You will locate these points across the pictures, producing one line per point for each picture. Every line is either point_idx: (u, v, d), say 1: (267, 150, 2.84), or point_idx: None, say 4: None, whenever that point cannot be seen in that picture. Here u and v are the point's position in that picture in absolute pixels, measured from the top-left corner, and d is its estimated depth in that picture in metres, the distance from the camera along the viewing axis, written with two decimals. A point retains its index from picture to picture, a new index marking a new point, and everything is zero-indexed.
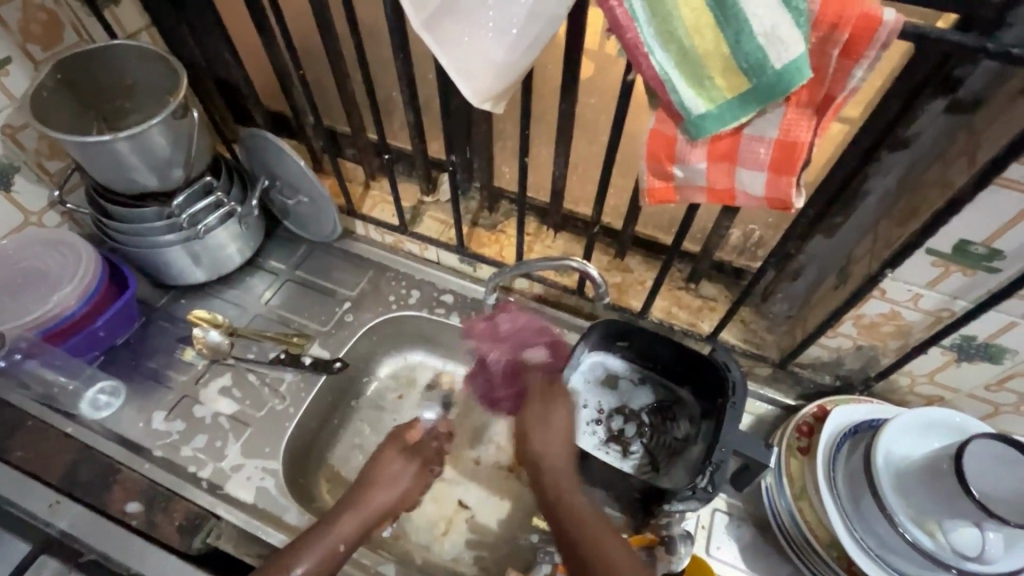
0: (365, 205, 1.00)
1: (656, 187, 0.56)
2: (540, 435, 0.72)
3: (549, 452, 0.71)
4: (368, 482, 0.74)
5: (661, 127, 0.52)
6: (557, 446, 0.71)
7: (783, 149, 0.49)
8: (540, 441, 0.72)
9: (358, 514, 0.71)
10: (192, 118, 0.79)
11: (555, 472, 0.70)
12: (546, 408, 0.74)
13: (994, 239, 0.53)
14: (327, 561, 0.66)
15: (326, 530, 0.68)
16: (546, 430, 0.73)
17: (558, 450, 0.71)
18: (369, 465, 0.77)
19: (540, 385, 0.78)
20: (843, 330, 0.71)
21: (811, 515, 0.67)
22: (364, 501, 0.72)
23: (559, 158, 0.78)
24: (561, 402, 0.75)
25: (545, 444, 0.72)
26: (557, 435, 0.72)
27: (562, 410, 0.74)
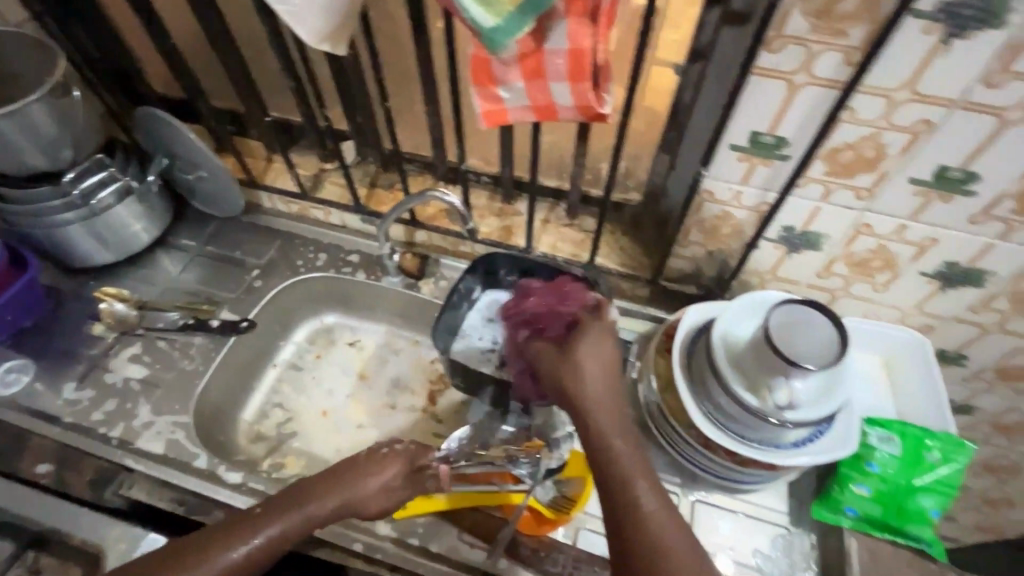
0: (268, 178, 1.05)
1: (488, 110, 0.63)
2: (587, 386, 0.63)
3: (599, 405, 0.61)
4: (371, 467, 0.67)
5: (478, 52, 0.59)
6: (600, 403, 0.62)
7: (575, 59, 0.56)
8: (593, 397, 0.62)
9: (328, 500, 0.64)
10: (74, 98, 0.83)
11: (617, 454, 0.58)
12: (574, 357, 0.65)
13: (775, 128, 0.61)
14: (294, 535, 0.63)
15: (309, 506, 0.63)
16: (600, 387, 0.63)
17: (606, 406, 0.62)
18: (376, 453, 0.69)
19: (550, 357, 0.67)
20: (692, 238, 0.79)
21: (673, 403, 0.75)
22: (345, 484, 0.65)
23: (429, 107, 0.84)
24: (587, 352, 0.65)
25: (590, 406, 0.61)
26: (604, 396, 0.62)
27: (587, 362, 0.64)
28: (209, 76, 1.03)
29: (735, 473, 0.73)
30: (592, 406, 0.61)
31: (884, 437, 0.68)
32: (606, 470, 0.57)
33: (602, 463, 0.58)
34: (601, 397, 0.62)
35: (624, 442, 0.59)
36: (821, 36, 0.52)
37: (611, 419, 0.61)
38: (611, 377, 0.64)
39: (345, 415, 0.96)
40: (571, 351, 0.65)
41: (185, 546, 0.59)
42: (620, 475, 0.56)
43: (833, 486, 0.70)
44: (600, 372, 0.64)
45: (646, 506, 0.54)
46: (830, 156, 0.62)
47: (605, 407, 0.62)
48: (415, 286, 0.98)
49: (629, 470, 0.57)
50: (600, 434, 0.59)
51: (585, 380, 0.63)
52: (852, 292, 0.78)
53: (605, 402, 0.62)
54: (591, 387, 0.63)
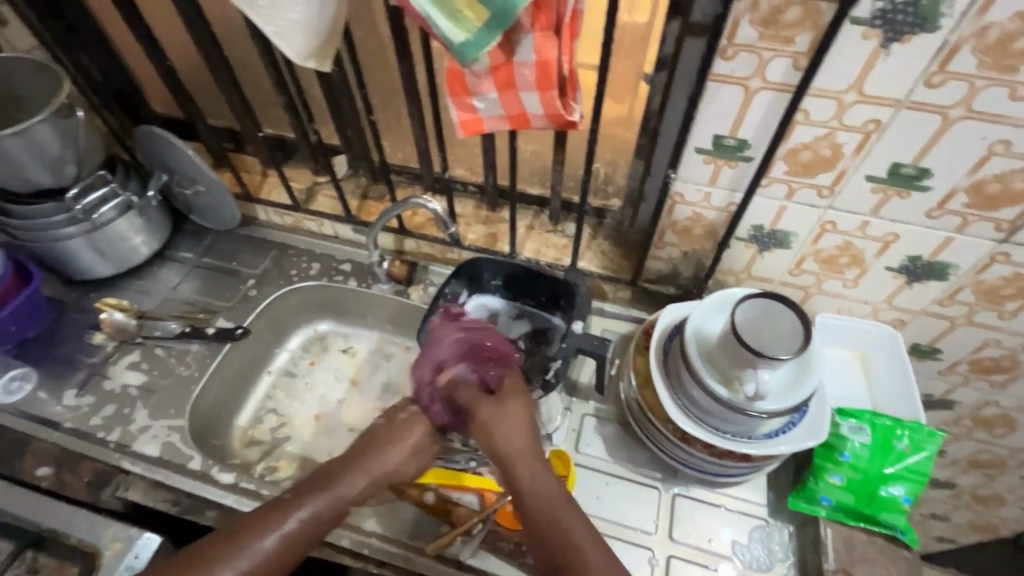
0: (263, 191, 1.09)
1: (465, 120, 0.67)
2: (512, 440, 0.67)
3: (518, 460, 0.66)
4: (396, 436, 0.71)
5: (453, 65, 0.63)
6: (520, 454, 0.66)
7: (542, 69, 0.60)
8: (514, 450, 0.67)
9: (360, 475, 0.67)
10: (78, 118, 0.87)
11: (549, 500, 0.63)
12: (504, 410, 0.70)
13: (736, 130, 0.64)
14: (333, 517, 0.64)
15: (342, 487, 0.65)
16: (521, 441, 0.68)
17: (526, 459, 0.66)
18: (394, 424, 0.72)
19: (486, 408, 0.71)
20: (667, 239, 0.82)
21: (652, 399, 0.77)
22: (371, 459, 0.68)
23: (414, 120, 0.88)
24: (512, 407, 0.70)
25: (508, 458, 0.66)
26: (524, 448, 0.67)
27: (515, 414, 0.70)
28: (207, 96, 1.08)
29: (712, 465, 0.74)
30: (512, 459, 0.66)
31: (856, 427, 0.70)
32: (540, 519, 0.61)
33: (534, 510, 0.62)
34: (514, 451, 0.67)
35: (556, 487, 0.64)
36: (770, 43, 0.56)
37: (532, 469, 0.65)
38: (531, 428, 0.70)
39: (337, 419, 0.99)
40: (511, 403, 0.71)
41: (226, 535, 0.60)
42: (554, 520, 0.61)
43: (809, 477, 0.71)
44: (524, 425, 0.69)
45: (585, 550, 0.58)
46: (789, 156, 0.65)
47: (524, 462, 0.66)
48: (404, 293, 1.01)
49: (562, 518, 0.61)
50: (531, 482, 0.64)
51: (508, 435, 0.68)
52: (824, 289, 0.81)
53: (523, 456, 0.66)
54: (512, 441, 0.67)
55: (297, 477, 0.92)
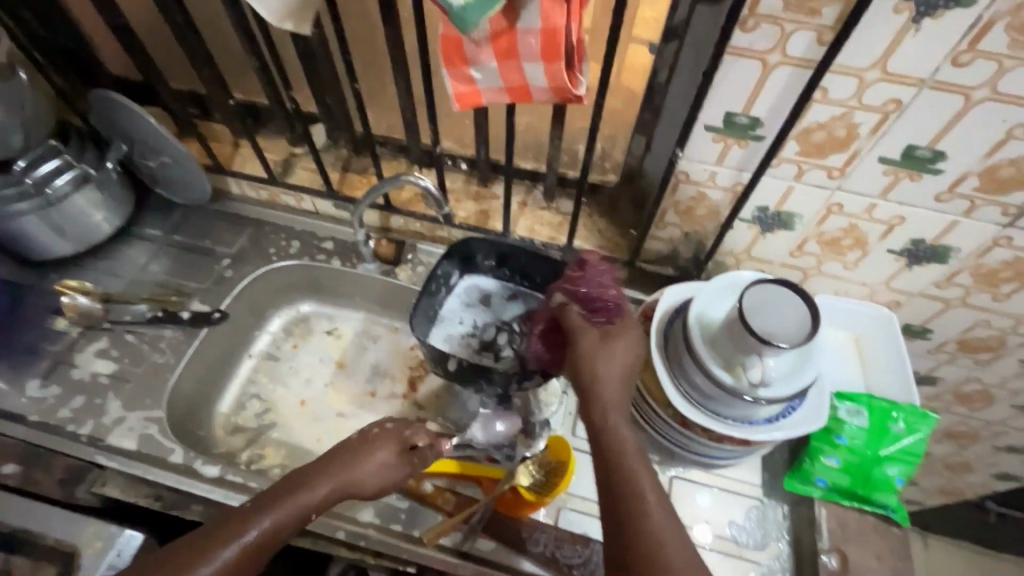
0: (235, 163, 1.01)
1: (462, 92, 0.62)
2: (601, 379, 0.63)
3: (611, 404, 0.62)
4: (349, 458, 0.65)
5: (448, 31, 0.57)
6: (615, 402, 0.62)
7: (548, 37, 0.54)
8: (609, 397, 0.62)
9: (329, 476, 0.64)
10: (20, 80, 0.78)
11: (627, 447, 0.59)
12: (611, 350, 0.65)
13: (749, 108, 0.61)
14: (294, 522, 0.62)
15: (303, 492, 0.62)
16: (618, 392, 0.63)
17: (615, 399, 0.62)
18: (356, 441, 0.67)
19: (589, 338, 0.66)
20: (669, 219, 0.79)
21: (651, 383, 0.76)
22: (337, 466, 0.65)
23: (400, 88, 0.81)
24: (614, 352, 0.65)
25: (606, 400, 0.62)
26: (620, 396, 0.63)
27: (622, 352, 0.65)
28: (167, 57, 0.98)
29: (708, 449, 0.74)
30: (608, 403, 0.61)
31: (854, 410, 0.71)
32: (614, 468, 0.58)
33: (613, 462, 0.58)
34: (613, 402, 0.62)
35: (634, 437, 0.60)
36: (795, 14, 0.52)
37: (619, 411, 0.61)
38: (627, 382, 0.64)
39: (325, 404, 0.96)
40: (609, 343, 0.66)
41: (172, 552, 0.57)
42: (628, 472, 0.57)
43: (805, 458, 0.72)
44: (622, 377, 0.64)
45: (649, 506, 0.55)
46: (803, 136, 0.62)
47: (615, 404, 0.62)
48: (392, 273, 0.96)
49: (637, 466, 0.58)
50: (613, 427, 0.60)
51: (608, 382, 0.63)
52: (824, 271, 0.80)
53: (616, 398, 0.62)
54: (610, 385, 0.63)
55: (285, 465, 0.89)
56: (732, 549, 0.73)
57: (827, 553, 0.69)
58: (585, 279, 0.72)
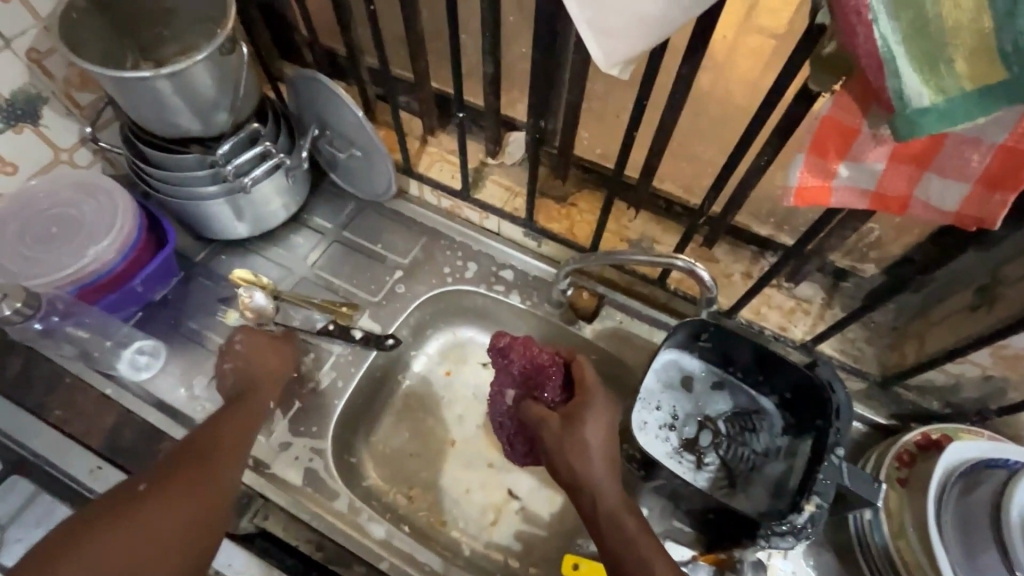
0: (422, 164, 0.90)
1: (809, 188, 0.45)
2: (588, 462, 0.61)
3: (603, 488, 0.60)
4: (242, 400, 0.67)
5: (837, 115, 0.41)
6: (604, 485, 0.60)
7: (1006, 158, 0.38)
8: (597, 480, 0.60)
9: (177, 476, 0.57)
10: (240, 55, 0.69)
11: (631, 534, 0.57)
12: (581, 434, 0.62)
13: None
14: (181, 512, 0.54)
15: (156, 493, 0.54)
16: (605, 468, 0.61)
17: (603, 482, 0.60)
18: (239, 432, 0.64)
19: (553, 431, 0.63)
20: (975, 358, 0.62)
21: (909, 558, 0.61)
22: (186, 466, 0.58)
23: (662, 130, 0.67)
24: (586, 431, 0.62)
25: (595, 485, 0.60)
26: (607, 473, 0.61)
27: (592, 436, 0.62)
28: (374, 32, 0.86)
29: None
30: (597, 487, 0.60)
31: None
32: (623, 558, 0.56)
33: (618, 548, 0.57)
34: (600, 488, 0.60)
35: (635, 519, 0.59)
36: None
37: (609, 493, 0.60)
38: (609, 458, 0.62)
39: (477, 450, 0.86)
40: (578, 426, 0.62)
41: (188, 454, 0.59)
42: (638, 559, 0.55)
43: None
44: (604, 450, 0.62)
45: None
46: None
47: (606, 486, 0.60)
48: (578, 324, 0.84)
49: (649, 552, 0.56)
50: (610, 513, 0.59)
51: (591, 461, 0.61)
52: None
53: (608, 482, 0.60)
54: (595, 464, 0.61)
55: (431, 512, 0.82)
56: None
57: None
58: (508, 361, 0.71)
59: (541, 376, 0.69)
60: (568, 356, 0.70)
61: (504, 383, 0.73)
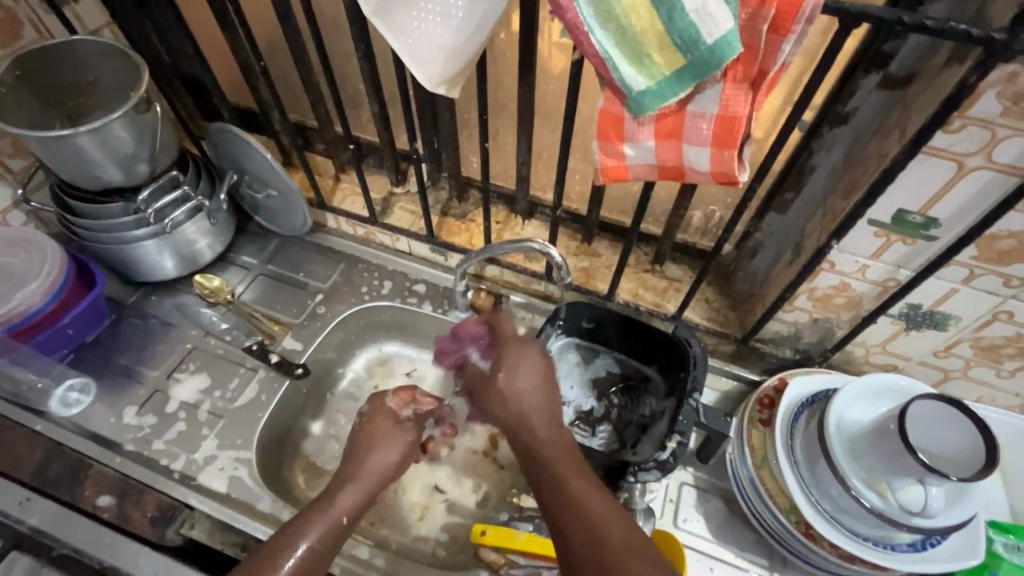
0: (336, 199, 1.01)
1: (609, 167, 0.58)
2: (515, 401, 0.65)
3: (532, 421, 0.63)
4: (355, 463, 0.69)
5: (609, 106, 0.54)
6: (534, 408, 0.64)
7: (724, 124, 0.51)
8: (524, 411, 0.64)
9: (359, 482, 0.67)
10: (155, 113, 0.79)
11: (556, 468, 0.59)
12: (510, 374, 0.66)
13: (928, 207, 0.56)
14: (330, 536, 0.62)
15: (329, 506, 0.64)
16: (534, 404, 0.64)
17: (534, 413, 0.63)
18: (361, 436, 0.72)
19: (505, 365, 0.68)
20: (798, 304, 0.73)
21: (770, 482, 0.70)
22: (359, 472, 0.68)
23: (521, 143, 0.79)
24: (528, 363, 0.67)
25: (523, 419, 0.63)
26: (539, 411, 0.64)
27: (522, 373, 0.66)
28: (283, 90, 0.99)
29: (836, 566, 0.67)
30: (525, 410, 0.63)
31: (1014, 545, 0.63)
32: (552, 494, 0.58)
33: (545, 480, 0.59)
34: (527, 415, 0.64)
35: (562, 455, 0.60)
36: (1014, 121, 0.46)
37: (540, 418, 0.63)
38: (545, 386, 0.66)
39: None
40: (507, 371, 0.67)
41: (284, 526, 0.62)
42: (564, 495, 0.57)
43: None
44: (532, 384, 0.66)
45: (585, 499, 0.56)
46: (985, 242, 0.56)
47: (535, 416, 0.63)
48: None
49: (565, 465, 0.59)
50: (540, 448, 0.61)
51: (518, 400, 0.65)
52: (969, 375, 0.72)
53: (536, 414, 0.63)
54: (524, 402, 0.64)
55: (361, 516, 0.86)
56: None
57: None
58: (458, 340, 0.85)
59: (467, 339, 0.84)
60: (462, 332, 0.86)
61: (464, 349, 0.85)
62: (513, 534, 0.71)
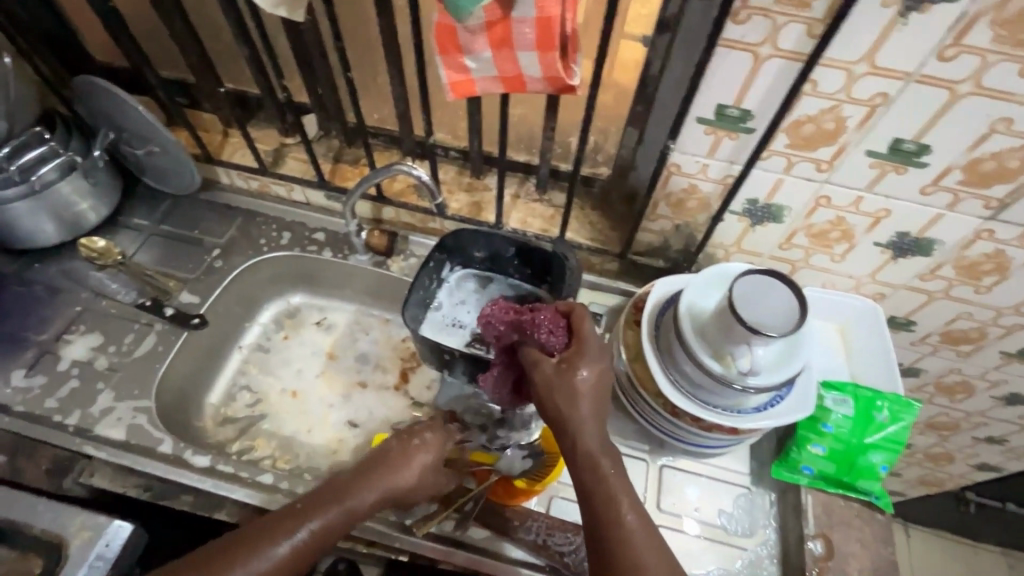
0: (225, 153, 1.00)
1: (454, 80, 0.61)
2: (575, 412, 0.60)
3: (587, 432, 0.60)
4: (391, 460, 0.67)
5: (442, 19, 0.57)
6: (588, 418, 0.60)
7: (542, 26, 0.55)
8: (583, 423, 0.60)
9: (387, 476, 0.66)
10: (4, 65, 0.78)
11: (606, 478, 0.59)
12: (574, 379, 0.61)
13: (740, 100, 0.62)
14: (333, 531, 0.61)
15: (341, 500, 0.62)
16: (591, 413, 0.61)
17: (590, 427, 0.60)
18: (404, 443, 0.69)
19: (544, 370, 0.62)
20: (660, 211, 0.80)
21: (642, 373, 0.76)
22: (391, 472, 0.66)
23: (394, 77, 0.81)
24: (588, 373, 0.61)
25: (580, 429, 0.60)
26: (593, 423, 0.61)
27: (588, 384, 0.61)
28: (156, 44, 0.96)
29: (700, 437, 0.75)
30: (580, 433, 0.60)
31: (840, 399, 0.72)
32: (595, 497, 0.58)
33: (590, 488, 0.59)
34: (579, 429, 0.60)
35: (613, 465, 0.60)
36: (786, 7, 0.53)
37: (593, 438, 0.60)
38: (600, 400, 0.62)
39: (316, 395, 0.95)
40: (578, 373, 0.61)
41: (285, 517, 0.60)
42: (604, 497, 0.58)
43: (792, 447, 0.73)
44: (597, 396, 0.62)
45: (630, 520, 0.57)
46: (792, 129, 0.63)
47: (588, 430, 0.60)
48: (384, 264, 0.96)
49: (615, 488, 0.58)
50: (588, 458, 0.59)
51: (582, 408, 0.60)
52: (809, 263, 0.81)
53: (590, 425, 0.60)
54: (582, 408, 0.60)
55: (275, 455, 0.89)
56: (674, 522, 0.75)
57: (813, 538, 0.70)
58: (535, 319, 0.65)
59: (528, 326, 0.66)
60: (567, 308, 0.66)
61: (538, 324, 0.65)
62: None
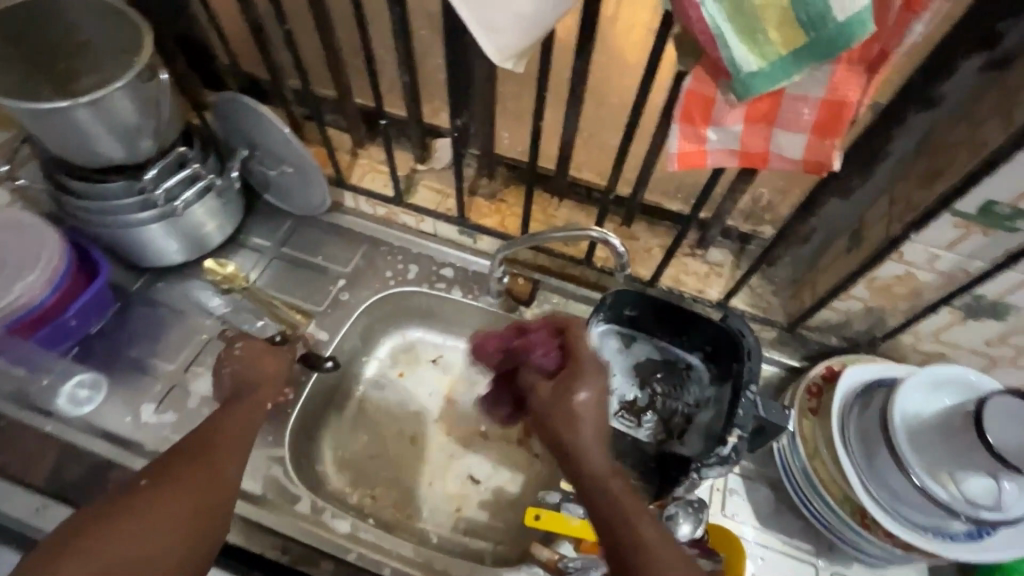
0: (354, 175, 0.94)
1: (687, 152, 0.52)
2: (577, 433, 0.55)
3: (589, 450, 0.54)
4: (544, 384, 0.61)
5: (697, 87, 0.49)
6: (589, 433, 0.55)
7: (829, 109, 0.47)
8: (583, 441, 0.54)
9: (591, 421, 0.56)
10: (160, 82, 0.71)
11: (623, 502, 0.51)
12: (572, 395, 0.57)
13: (1020, 199, 0.53)
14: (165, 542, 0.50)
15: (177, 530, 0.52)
16: (593, 433, 0.55)
17: (593, 444, 0.54)
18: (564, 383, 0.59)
19: (534, 385, 0.63)
20: (856, 292, 0.71)
21: (824, 473, 0.69)
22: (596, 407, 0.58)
23: (569, 120, 0.74)
24: (583, 391, 0.58)
25: (583, 445, 0.54)
26: (597, 442, 0.55)
27: (582, 402, 0.57)
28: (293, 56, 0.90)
29: (887, 553, 0.68)
30: (580, 451, 0.54)
31: None
32: (612, 519, 0.50)
33: (605, 513, 0.50)
34: (581, 445, 0.54)
35: (627, 486, 0.52)
36: None
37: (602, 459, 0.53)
38: (604, 421, 0.57)
39: (435, 442, 0.88)
40: (573, 388, 0.58)
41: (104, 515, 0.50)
42: (629, 523, 0.49)
43: (997, 573, 0.66)
44: (598, 416, 0.56)
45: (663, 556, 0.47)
46: None
47: (593, 450, 0.54)
48: (519, 311, 0.89)
49: (632, 508, 0.50)
50: (595, 479, 0.52)
51: (581, 426, 0.56)
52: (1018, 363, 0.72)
53: (597, 444, 0.54)
54: (582, 425, 0.56)
55: (396, 509, 0.84)
56: None
57: None
58: (529, 339, 0.68)
59: (530, 350, 0.67)
60: (562, 326, 0.67)
61: (532, 347, 0.67)
62: (566, 519, 0.70)
